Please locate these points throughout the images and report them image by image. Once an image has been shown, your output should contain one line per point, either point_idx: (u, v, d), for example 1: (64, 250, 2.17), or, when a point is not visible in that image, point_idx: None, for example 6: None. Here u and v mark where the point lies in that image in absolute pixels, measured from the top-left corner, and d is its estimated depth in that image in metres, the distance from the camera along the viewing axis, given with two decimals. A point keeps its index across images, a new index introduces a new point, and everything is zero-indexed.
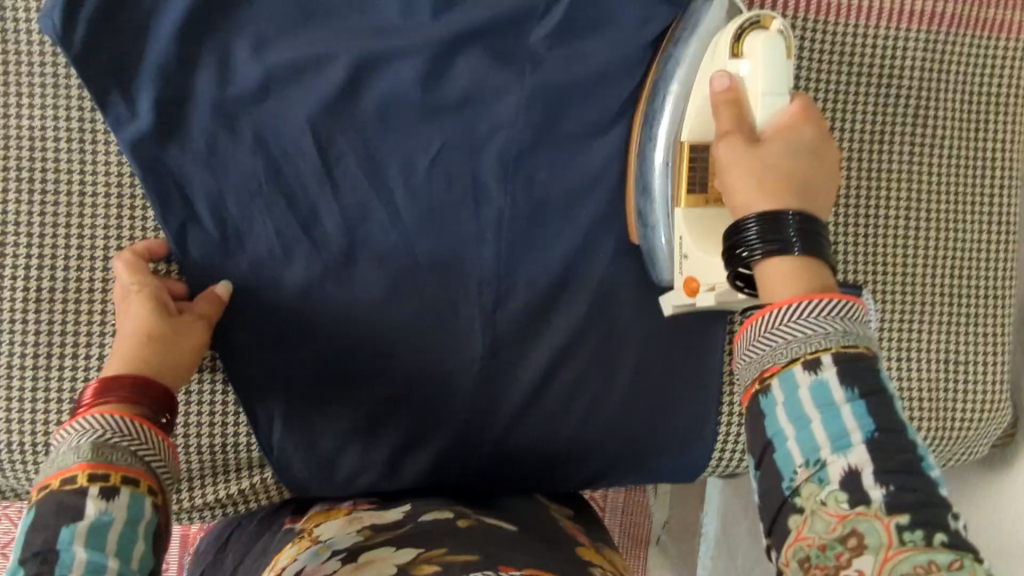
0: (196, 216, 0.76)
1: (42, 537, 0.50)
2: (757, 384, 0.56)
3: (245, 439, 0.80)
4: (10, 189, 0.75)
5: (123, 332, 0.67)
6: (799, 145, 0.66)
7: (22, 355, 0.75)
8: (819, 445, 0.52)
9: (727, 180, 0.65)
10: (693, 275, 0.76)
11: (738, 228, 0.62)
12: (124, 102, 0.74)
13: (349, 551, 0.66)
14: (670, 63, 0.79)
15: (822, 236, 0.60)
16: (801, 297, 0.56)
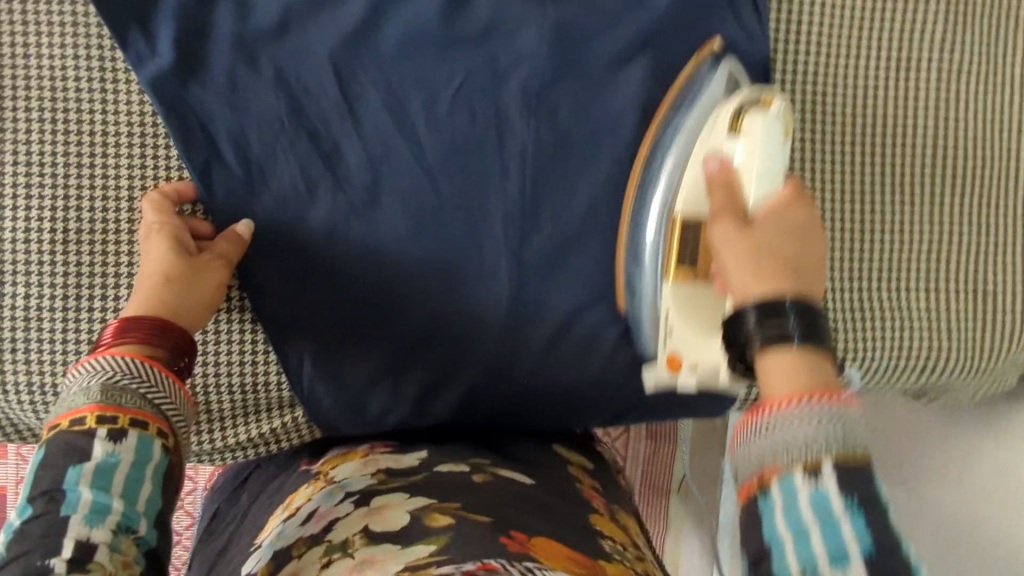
0: (218, 149, 0.74)
1: (49, 479, 0.50)
2: (755, 483, 0.49)
3: (273, 377, 0.81)
4: (35, 131, 0.75)
5: (145, 271, 0.68)
6: (797, 224, 0.60)
7: (48, 298, 0.75)
8: (815, 556, 0.45)
9: (721, 265, 0.60)
10: (676, 351, 0.72)
11: (737, 319, 0.55)
12: (144, 40, 0.73)
13: (360, 496, 0.66)
14: (662, 146, 0.76)
15: (820, 324, 0.53)
16: (802, 394, 0.49)
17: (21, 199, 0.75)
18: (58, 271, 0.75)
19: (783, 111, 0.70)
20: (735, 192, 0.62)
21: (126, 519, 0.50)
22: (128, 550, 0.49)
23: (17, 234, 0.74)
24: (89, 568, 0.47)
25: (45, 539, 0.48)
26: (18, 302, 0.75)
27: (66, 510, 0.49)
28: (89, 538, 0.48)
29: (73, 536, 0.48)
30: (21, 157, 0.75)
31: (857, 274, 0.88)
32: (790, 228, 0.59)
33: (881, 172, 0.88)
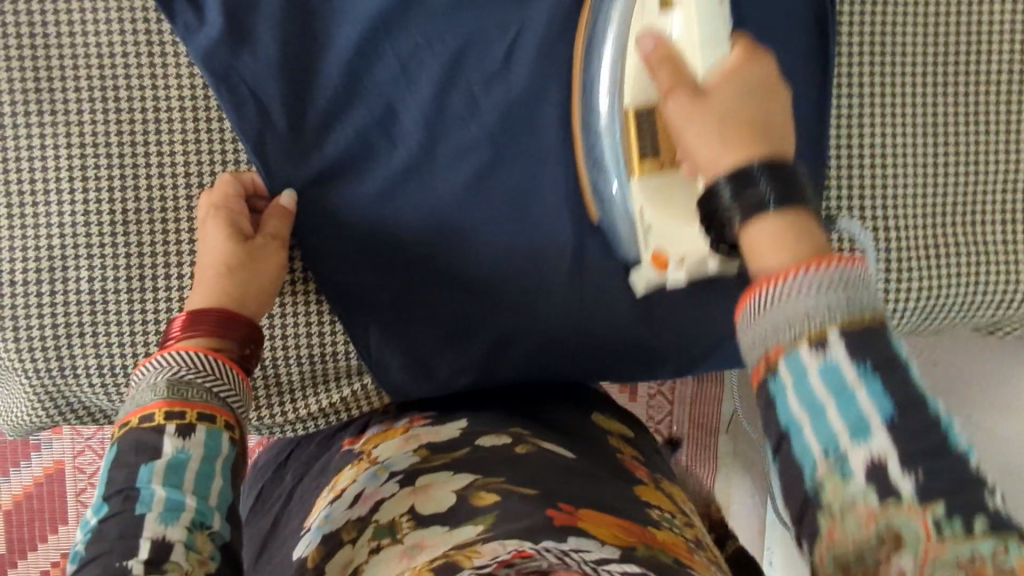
0: (269, 112, 0.72)
1: (123, 476, 0.51)
2: (762, 366, 0.46)
3: (342, 347, 0.78)
4: (86, 111, 0.72)
5: (206, 263, 0.67)
6: (754, 88, 0.56)
7: (110, 280, 0.72)
8: (837, 433, 0.43)
9: (686, 142, 0.55)
10: (663, 249, 0.71)
11: (709, 193, 0.53)
12: (192, 10, 0.71)
13: (405, 475, 0.65)
14: (596, 43, 0.72)
15: (797, 183, 0.51)
16: (794, 266, 0.46)
17: (73, 180, 0.72)
18: (116, 251, 0.72)
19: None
20: (677, 67, 0.57)
21: (200, 515, 0.51)
22: (203, 547, 0.50)
23: (72, 216, 0.72)
24: (166, 568, 0.47)
25: (121, 539, 0.48)
26: (79, 287, 0.72)
27: (141, 508, 0.49)
28: (165, 536, 0.48)
29: (149, 535, 0.48)
30: (66, 138, 0.71)
31: (907, 239, 0.82)
32: (743, 93, 0.55)
33: (915, 122, 0.83)
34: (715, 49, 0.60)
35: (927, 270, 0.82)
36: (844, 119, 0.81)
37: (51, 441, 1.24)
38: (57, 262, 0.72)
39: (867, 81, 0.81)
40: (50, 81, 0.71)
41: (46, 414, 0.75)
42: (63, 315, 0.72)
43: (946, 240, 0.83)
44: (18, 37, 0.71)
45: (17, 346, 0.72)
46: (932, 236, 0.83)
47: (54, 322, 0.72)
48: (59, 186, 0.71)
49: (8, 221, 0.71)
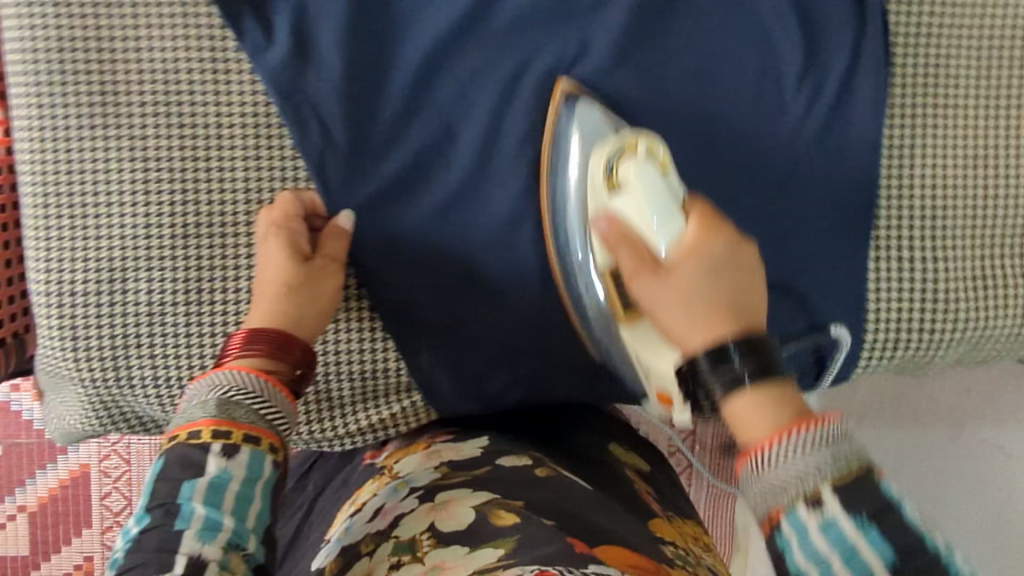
0: (331, 128, 0.73)
1: (166, 490, 0.51)
2: (768, 526, 0.48)
3: (393, 363, 0.77)
4: (149, 125, 0.72)
5: (266, 283, 0.68)
6: (716, 266, 0.59)
7: (167, 292, 0.73)
8: (870, 567, 0.44)
9: (664, 324, 0.60)
10: (661, 386, 0.64)
11: (692, 371, 0.56)
12: (261, 29, 0.72)
13: (425, 492, 0.65)
14: (558, 178, 0.72)
15: (772, 357, 0.54)
16: (777, 434, 0.48)
17: (134, 193, 0.72)
18: (178, 263, 0.73)
19: (660, 152, 0.67)
20: (639, 253, 0.61)
21: (236, 537, 0.50)
22: (236, 567, 0.49)
23: (134, 229, 0.72)
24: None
25: (159, 551, 0.48)
26: (139, 297, 0.73)
27: (180, 524, 0.50)
28: (200, 553, 0.48)
29: (185, 551, 0.48)
30: (129, 152, 0.72)
31: (950, 269, 0.78)
32: (710, 299, 0.57)
33: (969, 148, 0.79)
34: (670, 223, 0.61)
35: (966, 302, 0.78)
36: (895, 151, 0.78)
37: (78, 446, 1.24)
38: (117, 275, 0.72)
39: (921, 115, 0.78)
40: (116, 96, 0.72)
41: (99, 421, 0.76)
42: (121, 325, 0.73)
43: (990, 272, 0.79)
44: (84, 50, 0.71)
45: (77, 356, 0.73)
46: (975, 266, 0.79)
47: (110, 332, 0.73)
48: (121, 199, 0.72)
49: (68, 232, 0.72)
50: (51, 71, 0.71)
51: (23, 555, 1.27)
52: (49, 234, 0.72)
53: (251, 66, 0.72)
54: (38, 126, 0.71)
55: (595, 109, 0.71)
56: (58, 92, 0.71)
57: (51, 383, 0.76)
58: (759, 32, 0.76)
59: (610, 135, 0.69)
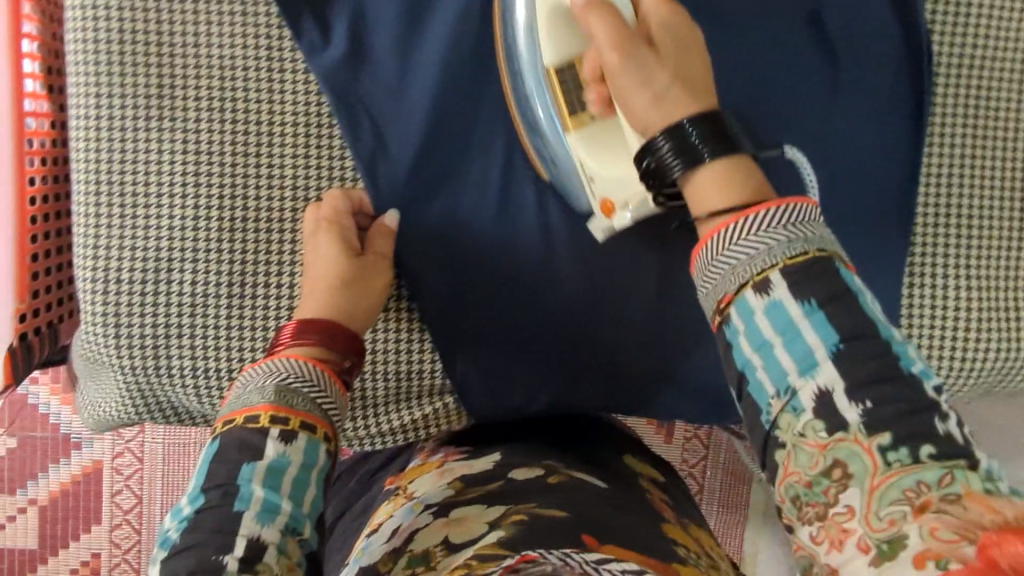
0: (383, 132, 0.74)
1: (224, 472, 0.52)
2: (718, 316, 0.49)
3: (428, 364, 0.77)
4: (202, 120, 0.74)
5: (319, 276, 0.70)
6: (676, 36, 0.57)
7: (211, 285, 0.74)
8: (787, 371, 0.45)
9: (630, 111, 0.56)
10: (606, 196, 0.67)
11: (650, 148, 0.55)
12: (318, 29, 0.74)
13: (439, 508, 0.62)
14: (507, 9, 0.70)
15: (725, 125, 0.53)
16: (736, 213, 0.49)
17: (183, 184, 0.73)
18: (224, 256, 0.74)
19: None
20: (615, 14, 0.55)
21: (293, 522, 0.51)
22: (292, 552, 0.50)
23: (182, 220, 0.73)
24: (257, 568, 0.47)
25: (217, 532, 0.49)
26: (183, 288, 0.73)
27: (240, 505, 0.50)
28: (260, 536, 0.49)
29: (244, 533, 0.49)
30: (182, 143, 0.73)
31: (985, 295, 0.79)
32: (681, 63, 0.56)
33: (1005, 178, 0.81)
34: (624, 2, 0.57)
35: (1000, 329, 0.79)
36: (933, 184, 0.79)
37: (92, 440, 1.16)
38: (163, 266, 0.73)
39: (961, 143, 0.80)
40: (172, 90, 0.73)
41: (134, 410, 0.76)
42: (163, 316, 0.73)
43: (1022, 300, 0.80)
44: (145, 44, 0.73)
45: (119, 344, 0.73)
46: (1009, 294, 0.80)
47: (152, 322, 0.73)
48: (169, 189, 0.73)
49: (117, 219, 0.73)
50: (111, 61, 0.73)
51: (31, 549, 1.18)
52: (97, 223, 0.73)
53: (308, 66, 0.74)
54: (94, 114, 0.73)
55: None
56: (115, 82, 0.73)
57: (90, 369, 0.76)
58: (801, 48, 0.78)
59: None
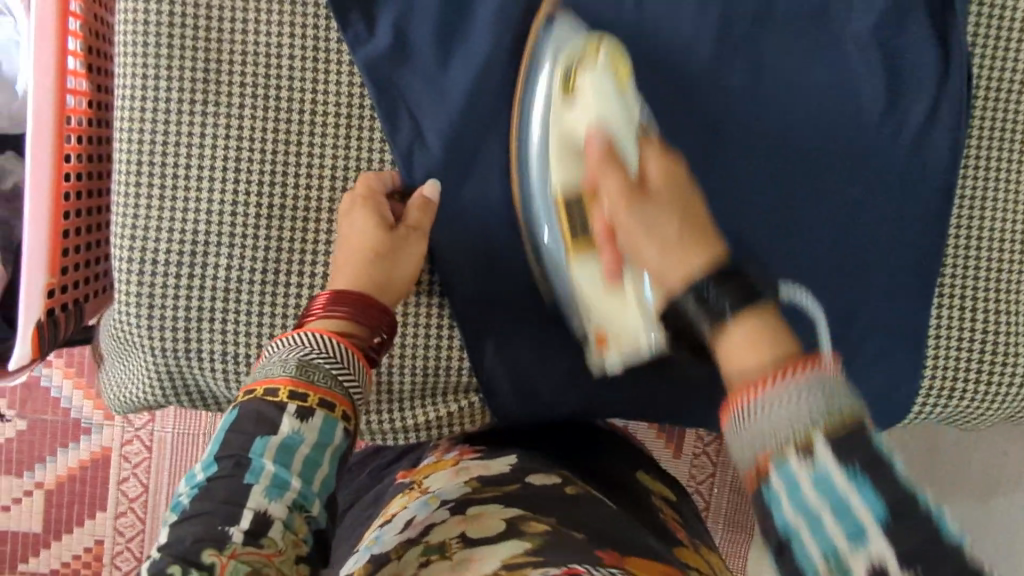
0: (424, 131, 0.74)
1: (238, 443, 0.51)
2: (754, 476, 0.43)
3: (456, 361, 0.76)
4: (247, 104, 0.73)
5: (348, 249, 0.69)
6: (686, 196, 0.59)
7: (246, 268, 0.73)
8: (835, 545, 0.40)
9: (624, 237, 0.58)
10: (602, 324, 0.69)
11: (676, 312, 0.52)
12: (365, 24, 0.73)
13: (456, 504, 0.61)
14: (528, 88, 0.71)
15: (751, 284, 0.50)
16: (774, 373, 0.43)
17: (223, 164, 0.73)
18: (260, 240, 0.73)
19: (615, 58, 0.68)
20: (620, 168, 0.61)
21: (302, 498, 0.50)
22: (299, 528, 0.49)
23: (220, 201, 0.73)
24: (262, 542, 0.46)
25: (226, 503, 0.47)
26: (218, 269, 0.73)
27: (249, 477, 0.49)
28: (267, 511, 0.48)
29: (251, 506, 0.48)
30: (226, 124, 0.73)
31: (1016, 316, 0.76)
32: (682, 196, 0.58)
33: None
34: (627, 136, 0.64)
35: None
36: (965, 203, 0.76)
37: (102, 426, 1.15)
38: (197, 250, 0.73)
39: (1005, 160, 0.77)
40: (217, 74, 0.73)
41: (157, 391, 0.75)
42: (194, 297, 0.73)
43: None
44: (193, 27, 0.72)
45: (150, 325, 0.73)
46: None
47: (184, 302, 0.73)
48: (208, 167, 0.73)
49: (155, 202, 0.72)
50: (158, 40, 0.72)
51: (35, 532, 1.17)
52: (134, 197, 0.72)
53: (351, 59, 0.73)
54: (135, 93, 0.72)
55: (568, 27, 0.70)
56: (163, 64, 0.72)
57: (117, 345, 0.76)
58: (842, 69, 0.74)
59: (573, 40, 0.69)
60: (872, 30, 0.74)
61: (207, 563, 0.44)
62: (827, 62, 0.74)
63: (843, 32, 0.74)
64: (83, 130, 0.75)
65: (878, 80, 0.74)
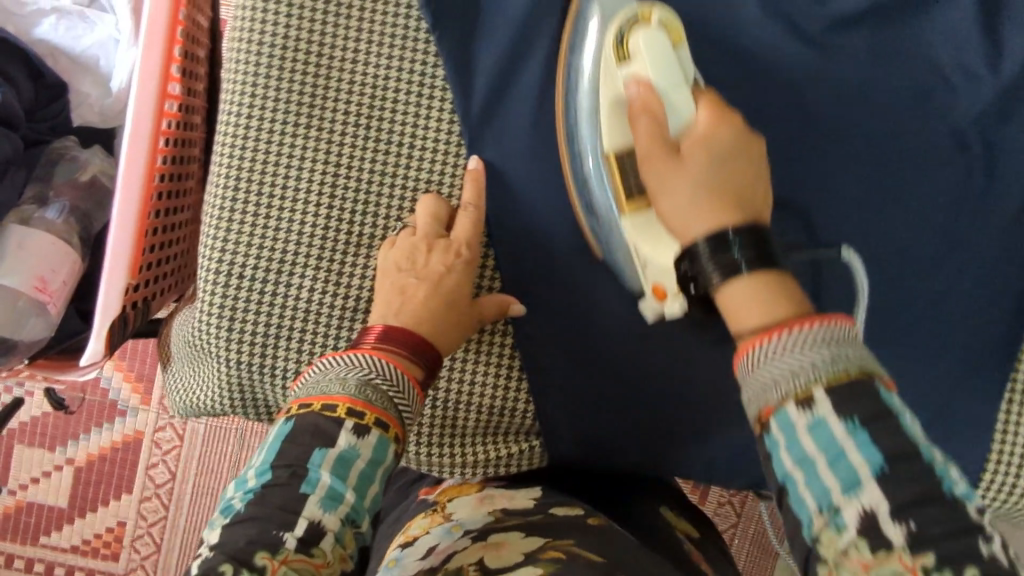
0: (505, 155, 0.68)
1: (295, 454, 0.48)
2: (758, 421, 0.41)
3: (522, 406, 0.69)
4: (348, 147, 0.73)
5: (424, 293, 0.61)
6: (721, 155, 0.49)
7: (327, 295, 0.67)
8: (827, 490, 0.38)
9: (664, 211, 0.50)
10: (659, 282, 0.58)
11: (689, 257, 0.48)
12: (465, 66, 0.67)
13: (480, 533, 0.55)
14: (575, 58, 0.63)
15: (772, 247, 0.46)
16: (777, 327, 0.41)
17: (310, 180, 0.67)
18: (351, 269, 0.67)
19: (673, 20, 0.58)
20: (657, 123, 0.51)
21: (353, 513, 0.47)
22: (348, 543, 0.46)
23: (311, 219, 0.67)
24: (314, 552, 0.44)
25: (282, 509, 0.45)
26: (300, 295, 0.66)
27: (306, 487, 0.46)
28: (321, 521, 0.45)
29: (306, 515, 0.45)
30: (329, 144, 0.67)
31: None
32: (714, 159, 0.48)
33: None
34: (680, 108, 0.51)
35: None
36: None
37: (137, 411, 1.14)
38: (286, 267, 0.66)
39: None
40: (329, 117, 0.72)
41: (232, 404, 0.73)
42: (279, 317, 0.66)
43: None
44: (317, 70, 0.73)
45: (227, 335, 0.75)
46: None
47: (265, 328, 0.66)
48: (293, 184, 0.67)
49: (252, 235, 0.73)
50: (272, 45, 0.67)
51: (60, 508, 1.15)
52: (226, 205, 0.67)
53: (456, 108, 0.67)
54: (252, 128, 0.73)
55: None
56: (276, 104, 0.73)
57: (190, 355, 0.70)
58: (938, 160, 0.65)
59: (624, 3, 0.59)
60: (974, 120, 0.64)
61: (259, 565, 0.42)
62: (920, 151, 0.65)
63: (942, 121, 0.65)
64: (172, 134, 0.77)
65: (975, 169, 0.64)
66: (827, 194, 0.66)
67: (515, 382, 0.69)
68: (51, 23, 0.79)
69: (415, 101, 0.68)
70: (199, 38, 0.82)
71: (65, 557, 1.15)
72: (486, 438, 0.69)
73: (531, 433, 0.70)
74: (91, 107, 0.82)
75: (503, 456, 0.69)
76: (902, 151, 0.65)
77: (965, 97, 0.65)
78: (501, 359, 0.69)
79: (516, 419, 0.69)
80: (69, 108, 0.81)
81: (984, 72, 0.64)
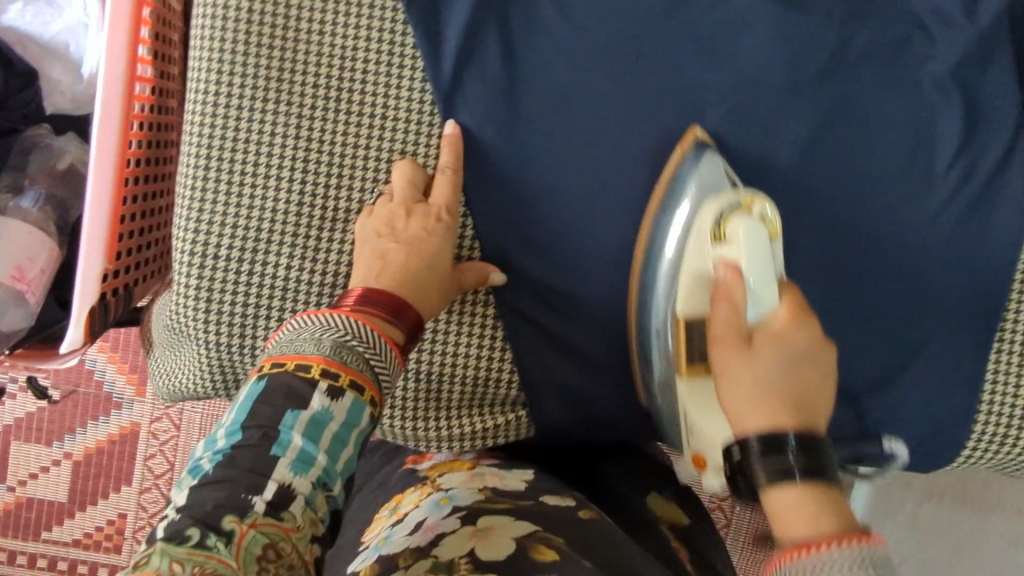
0: (478, 123, 0.67)
1: (267, 414, 0.47)
2: None
3: (506, 375, 0.69)
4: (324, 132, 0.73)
5: (401, 255, 0.60)
6: (794, 360, 0.49)
7: (305, 271, 0.66)
8: None
9: (723, 396, 0.51)
10: (700, 453, 0.58)
11: (739, 448, 0.49)
12: (433, 32, 0.66)
13: (468, 513, 0.53)
14: (672, 191, 0.64)
15: (829, 461, 0.46)
16: (828, 539, 0.42)
17: (282, 155, 0.66)
18: (328, 244, 0.66)
19: (774, 216, 0.58)
20: (736, 314, 0.52)
21: (325, 476, 0.46)
22: (319, 506, 0.46)
23: (286, 194, 0.66)
24: (283, 515, 0.43)
25: (250, 471, 0.44)
26: (277, 273, 0.66)
27: (276, 450, 0.45)
28: (291, 484, 0.44)
29: (277, 479, 0.44)
30: (299, 117, 0.66)
31: None
32: (789, 359, 0.49)
33: None
34: (765, 294, 0.53)
35: None
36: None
37: (132, 402, 1.13)
38: (262, 246, 0.66)
39: None
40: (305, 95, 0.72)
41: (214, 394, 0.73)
42: (256, 296, 0.66)
43: None
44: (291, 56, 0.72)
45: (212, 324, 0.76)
46: None
47: (243, 308, 0.66)
48: (265, 160, 0.66)
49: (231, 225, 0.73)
50: (238, 41, 0.66)
51: (59, 502, 1.15)
52: (197, 185, 0.66)
53: (428, 75, 0.67)
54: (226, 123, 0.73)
55: (724, 167, 0.62)
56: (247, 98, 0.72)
57: (170, 339, 0.69)
58: (917, 110, 0.65)
59: (725, 192, 0.60)
60: (950, 68, 0.65)
61: (226, 528, 0.41)
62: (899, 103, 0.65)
63: (918, 70, 0.65)
64: (146, 118, 0.76)
65: (954, 115, 0.64)
66: (807, 149, 0.65)
67: (498, 352, 0.68)
68: (18, 10, 0.78)
69: (387, 69, 0.67)
70: (171, 19, 0.81)
71: (66, 551, 1.14)
72: (472, 408, 0.69)
73: (517, 403, 0.70)
74: (64, 93, 0.81)
75: (490, 427, 0.69)
76: (880, 107, 0.65)
77: (941, 46, 0.65)
78: (484, 330, 0.68)
79: (501, 390, 0.69)
80: (42, 95, 0.80)
81: (960, 21, 0.65)
